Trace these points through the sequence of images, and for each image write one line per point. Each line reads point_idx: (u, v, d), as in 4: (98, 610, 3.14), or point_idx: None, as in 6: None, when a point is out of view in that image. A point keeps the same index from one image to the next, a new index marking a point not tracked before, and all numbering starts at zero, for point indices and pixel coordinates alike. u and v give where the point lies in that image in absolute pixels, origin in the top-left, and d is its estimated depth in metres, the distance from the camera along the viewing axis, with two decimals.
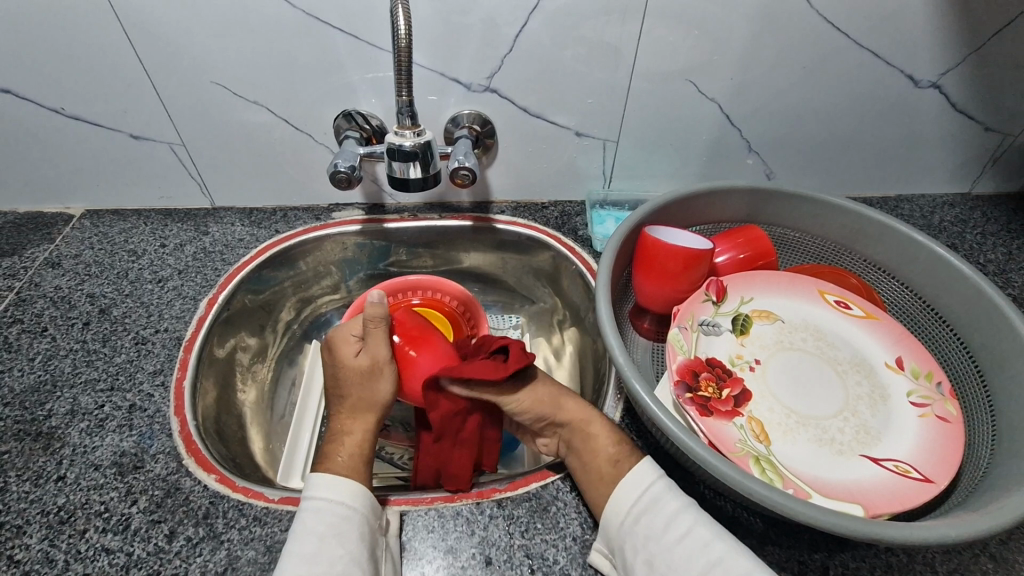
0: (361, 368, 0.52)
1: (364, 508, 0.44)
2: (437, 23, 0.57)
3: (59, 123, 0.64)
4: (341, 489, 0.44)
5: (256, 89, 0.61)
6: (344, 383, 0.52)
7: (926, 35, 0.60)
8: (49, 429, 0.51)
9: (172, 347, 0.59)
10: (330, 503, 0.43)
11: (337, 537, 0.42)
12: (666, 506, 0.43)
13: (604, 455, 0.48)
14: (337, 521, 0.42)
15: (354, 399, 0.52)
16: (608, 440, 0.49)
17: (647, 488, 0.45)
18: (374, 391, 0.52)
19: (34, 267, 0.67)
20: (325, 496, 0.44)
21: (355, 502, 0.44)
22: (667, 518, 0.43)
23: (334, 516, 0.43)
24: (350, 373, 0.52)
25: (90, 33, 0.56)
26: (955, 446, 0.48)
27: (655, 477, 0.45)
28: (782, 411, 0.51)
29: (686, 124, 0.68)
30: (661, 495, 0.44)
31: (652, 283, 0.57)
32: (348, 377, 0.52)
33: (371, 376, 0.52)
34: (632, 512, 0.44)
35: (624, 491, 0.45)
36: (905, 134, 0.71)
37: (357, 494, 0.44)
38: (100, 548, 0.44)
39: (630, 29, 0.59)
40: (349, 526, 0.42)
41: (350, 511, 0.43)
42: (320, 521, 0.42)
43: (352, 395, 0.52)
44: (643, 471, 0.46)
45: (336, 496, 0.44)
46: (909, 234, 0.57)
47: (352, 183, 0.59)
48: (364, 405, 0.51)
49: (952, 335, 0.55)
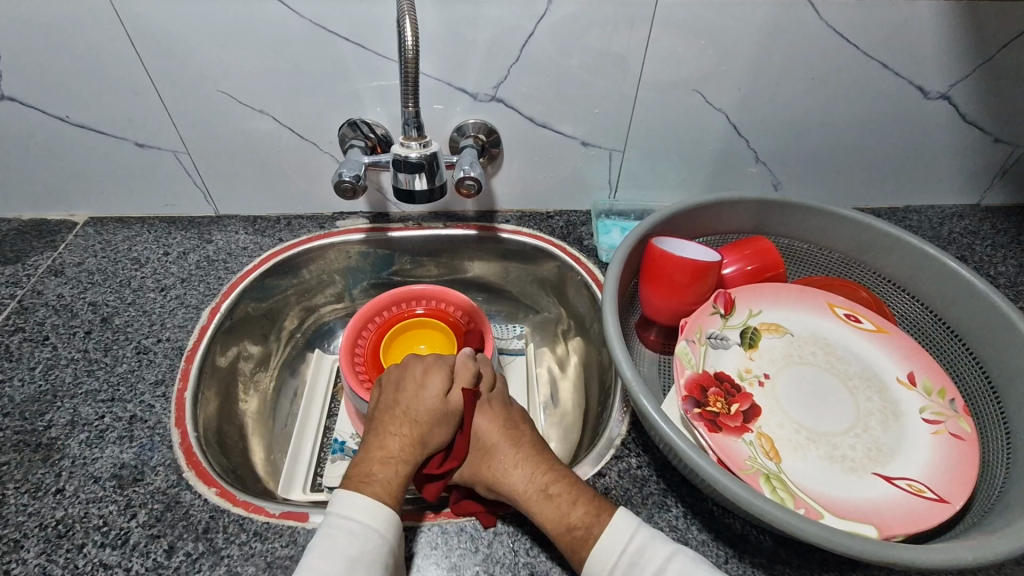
0: (444, 403, 0.50)
1: (390, 535, 0.43)
2: (443, 32, 0.57)
3: (64, 131, 0.64)
4: (373, 512, 0.43)
5: (262, 98, 0.61)
6: (417, 411, 0.50)
7: (936, 47, 0.60)
8: (49, 440, 0.51)
9: (174, 357, 0.59)
10: (358, 524, 0.42)
11: (359, 560, 0.40)
12: (653, 558, 0.40)
13: (557, 529, 0.43)
14: (362, 545, 0.41)
15: (421, 430, 0.49)
16: (557, 512, 0.44)
17: (631, 540, 0.41)
18: (439, 434, 0.49)
19: (37, 275, 0.67)
20: (354, 518, 0.42)
21: (384, 529, 0.42)
22: (657, 567, 0.40)
23: (359, 538, 0.41)
24: (432, 403, 0.50)
25: (95, 41, 0.56)
26: (970, 466, 0.47)
27: (637, 527, 0.42)
28: (791, 426, 0.50)
29: (693, 133, 0.68)
30: (646, 546, 0.41)
31: (659, 295, 0.56)
32: (427, 406, 0.50)
33: (447, 416, 0.50)
34: (616, 571, 0.40)
35: (601, 553, 0.41)
36: (914, 145, 0.71)
37: (387, 520, 0.43)
38: (98, 563, 0.44)
39: (637, 39, 0.58)
40: (372, 552, 0.41)
41: (377, 537, 0.42)
42: (345, 543, 0.41)
43: (420, 424, 0.49)
44: (623, 521, 0.43)
45: (366, 520, 0.42)
46: (921, 247, 0.56)
47: (357, 193, 0.59)
48: (424, 440, 0.49)
49: (965, 350, 0.54)
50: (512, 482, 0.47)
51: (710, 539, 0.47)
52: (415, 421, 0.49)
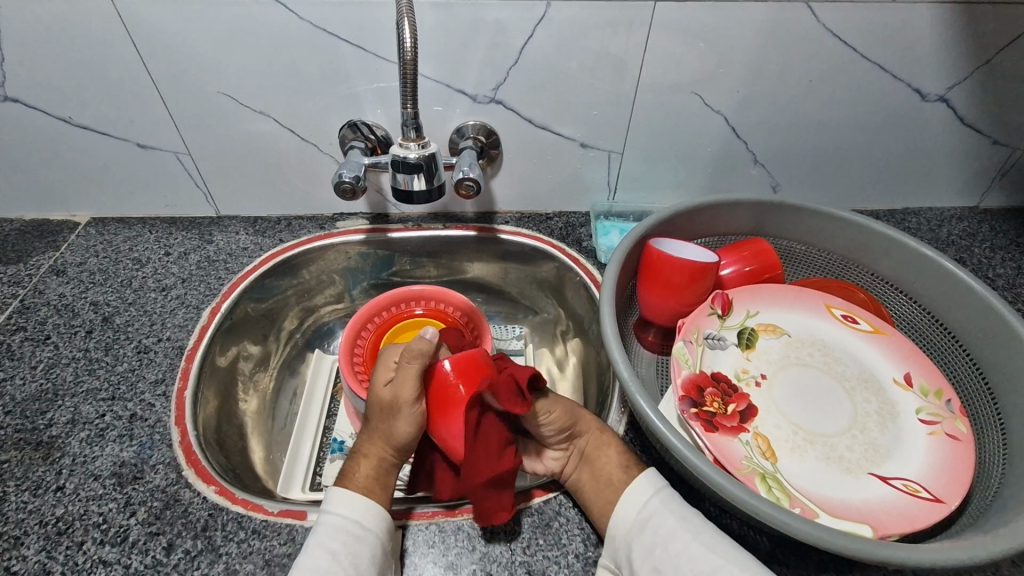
0: (385, 396, 0.50)
1: (374, 526, 0.44)
2: (443, 35, 0.57)
3: (66, 131, 0.64)
4: (354, 506, 0.45)
5: (263, 99, 0.62)
6: (373, 409, 0.51)
7: (933, 49, 0.60)
8: (49, 438, 0.51)
9: (174, 356, 0.59)
10: (337, 518, 0.44)
11: (343, 554, 0.42)
12: (670, 516, 0.44)
13: (615, 470, 0.48)
14: (345, 539, 0.43)
15: (379, 426, 0.51)
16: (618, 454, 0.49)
17: (650, 496, 0.46)
18: (393, 427, 0.50)
19: (38, 275, 0.67)
20: (337, 514, 0.44)
21: (364, 520, 0.44)
22: (671, 527, 0.43)
23: (342, 533, 0.43)
24: (378, 399, 0.51)
25: (97, 42, 0.56)
26: (966, 467, 0.47)
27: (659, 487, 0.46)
28: (788, 427, 0.51)
29: (691, 135, 0.68)
30: (663, 506, 0.45)
31: (657, 296, 0.56)
32: (375, 402, 0.51)
33: (392, 409, 0.50)
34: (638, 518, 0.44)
35: (630, 496, 0.46)
36: (912, 147, 0.71)
37: (367, 512, 0.45)
38: (98, 561, 0.44)
39: (635, 42, 0.59)
40: (356, 544, 0.43)
41: (356, 529, 0.44)
42: (329, 538, 0.43)
43: (376, 421, 0.51)
44: (646, 480, 0.47)
45: (347, 514, 0.44)
46: (917, 248, 0.56)
47: (356, 194, 0.59)
48: (383, 434, 0.50)
49: (962, 351, 0.55)
50: (586, 421, 0.51)
51: None
52: (375, 419, 0.51)
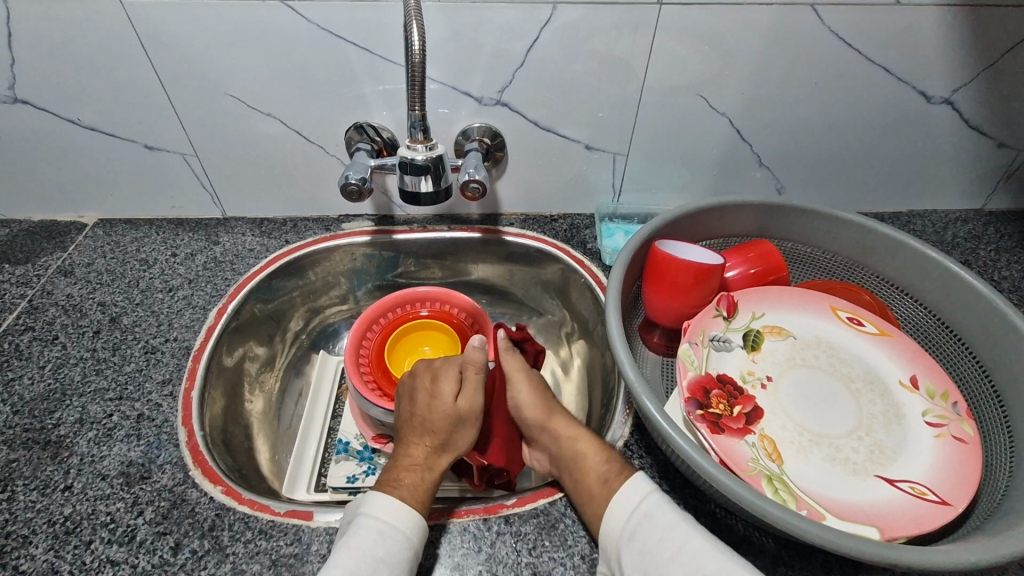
0: (458, 409, 0.52)
1: (415, 538, 0.44)
2: (449, 38, 0.58)
3: (75, 133, 0.65)
4: (401, 516, 0.44)
5: (270, 101, 0.62)
6: (433, 419, 0.52)
7: (938, 52, 0.60)
8: (58, 438, 0.52)
9: (181, 356, 0.59)
10: (384, 525, 0.44)
11: (382, 560, 0.41)
12: (662, 519, 0.43)
13: (594, 474, 0.48)
14: (387, 546, 0.42)
15: (439, 436, 0.51)
16: (598, 457, 0.49)
17: (643, 500, 0.45)
18: (459, 439, 0.52)
19: (46, 276, 0.67)
20: (382, 518, 0.44)
21: (409, 531, 0.44)
22: (663, 531, 0.43)
23: (385, 539, 0.43)
24: (447, 410, 0.52)
25: (106, 45, 0.57)
26: (973, 469, 0.47)
27: (650, 491, 0.46)
28: (794, 428, 0.51)
29: (696, 138, 0.68)
30: (656, 508, 0.44)
31: (663, 298, 0.57)
32: (444, 414, 0.52)
33: (462, 422, 0.52)
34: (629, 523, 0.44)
35: (619, 505, 0.45)
36: (917, 149, 0.71)
37: (412, 523, 0.44)
38: (105, 560, 0.44)
39: (640, 44, 0.59)
40: (395, 554, 0.42)
41: (402, 541, 0.43)
42: (371, 542, 0.42)
43: (440, 432, 0.51)
44: (638, 485, 0.46)
45: (394, 522, 0.44)
46: (923, 251, 0.56)
47: (363, 195, 0.60)
48: (446, 446, 0.52)
49: (968, 353, 0.55)
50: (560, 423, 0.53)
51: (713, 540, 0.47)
52: (434, 429, 0.51)
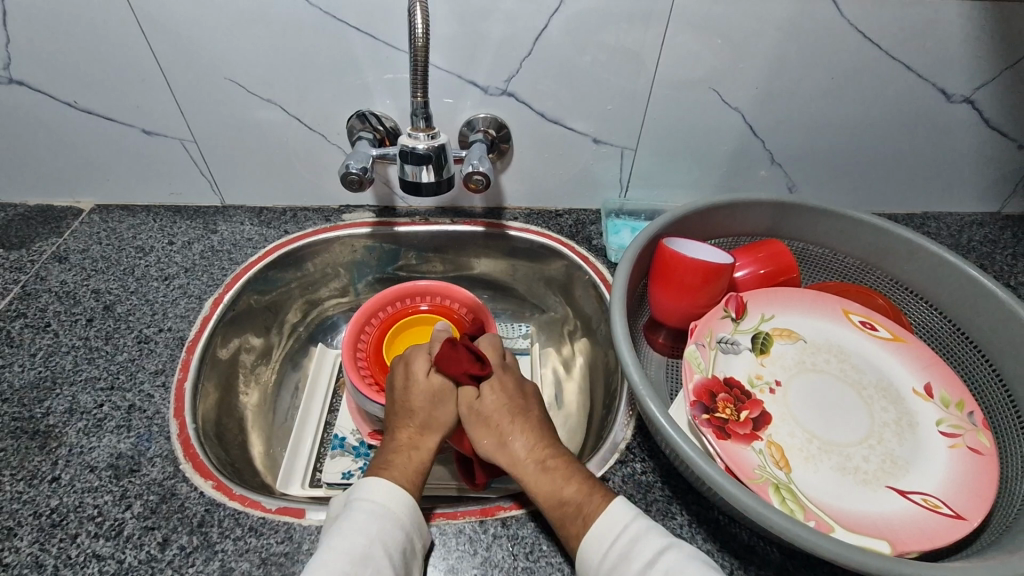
0: (431, 384, 0.52)
1: (410, 518, 0.43)
2: (454, 24, 0.56)
3: (72, 116, 0.63)
4: (395, 495, 0.44)
5: (270, 87, 0.60)
6: (412, 398, 0.51)
7: (962, 47, 0.58)
8: (46, 428, 0.50)
9: (175, 347, 0.58)
10: (375, 505, 0.43)
11: (379, 541, 0.41)
12: (643, 549, 0.40)
13: (555, 499, 0.44)
14: (382, 526, 0.42)
15: (423, 415, 0.50)
16: (553, 483, 0.45)
17: (623, 529, 0.41)
18: (442, 415, 0.51)
19: (41, 261, 0.66)
20: (377, 500, 0.43)
21: (403, 511, 0.43)
22: (646, 561, 0.39)
23: (380, 519, 0.42)
24: (422, 388, 0.51)
25: (103, 27, 0.55)
26: (989, 482, 0.45)
27: (633, 517, 0.42)
28: (802, 435, 0.49)
29: (707, 132, 0.66)
30: (639, 538, 0.41)
31: (669, 297, 0.55)
32: (419, 389, 0.52)
33: (439, 396, 0.51)
34: (610, 556, 0.40)
35: (599, 533, 0.41)
36: (934, 149, 0.69)
37: (404, 503, 0.43)
38: (91, 554, 0.43)
39: (653, 35, 0.57)
40: (390, 532, 0.42)
41: (393, 520, 0.42)
42: (367, 522, 0.41)
43: (420, 410, 0.51)
44: (619, 510, 0.43)
45: (389, 503, 0.43)
46: (940, 254, 0.54)
47: (364, 185, 0.58)
48: (429, 424, 0.50)
49: (983, 360, 0.53)
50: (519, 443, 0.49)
51: (715, 548, 0.46)
52: (414, 407, 0.51)
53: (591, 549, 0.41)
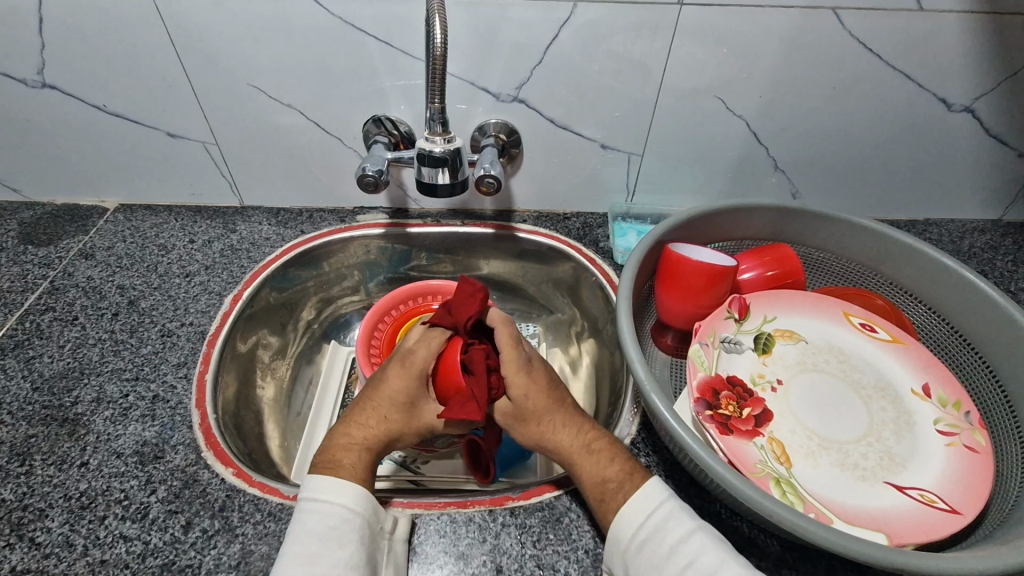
0: (400, 400, 0.50)
1: (365, 510, 0.44)
2: (469, 33, 0.58)
3: (101, 119, 0.66)
4: (342, 491, 0.44)
5: (291, 93, 0.63)
6: (380, 406, 0.50)
7: (963, 57, 0.59)
8: (75, 415, 0.53)
9: (196, 340, 0.60)
10: (326, 504, 0.43)
11: (334, 540, 0.41)
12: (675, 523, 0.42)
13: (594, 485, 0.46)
14: (336, 523, 0.42)
15: (382, 422, 0.49)
16: (601, 467, 0.47)
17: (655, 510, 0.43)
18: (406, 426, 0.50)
19: (68, 257, 0.69)
20: (328, 498, 0.43)
21: (356, 505, 0.43)
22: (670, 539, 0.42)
23: (331, 517, 0.42)
24: (390, 395, 0.50)
25: (133, 36, 0.58)
26: (984, 479, 0.46)
27: (664, 498, 0.44)
28: (803, 433, 0.50)
29: (712, 139, 0.68)
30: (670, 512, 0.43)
31: (675, 298, 0.56)
32: (398, 399, 0.50)
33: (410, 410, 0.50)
34: (637, 537, 0.42)
35: (633, 511, 0.43)
36: (935, 157, 0.70)
37: (356, 496, 0.44)
38: (118, 535, 0.45)
39: (660, 44, 0.59)
40: (344, 529, 0.42)
41: (347, 514, 0.43)
42: (319, 523, 0.42)
43: (383, 418, 0.49)
44: (653, 491, 0.44)
45: (339, 499, 0.43)
46: (938, 258, 0.56)
47: (379, 187, 0.60)
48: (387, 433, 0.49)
49: (981, 361, 0.54)
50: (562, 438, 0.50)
51: None
52: (377, 417, 0.49)
53: (621, 526, 0.43)
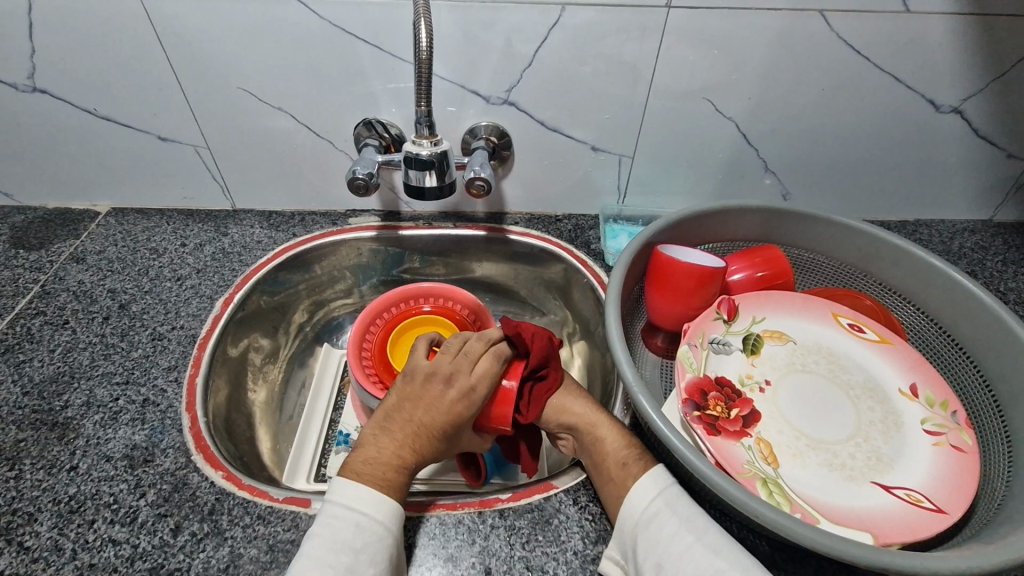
0: (444, 421, 0.49)
1: (396, 527, 0.44)
2: (458, 36, 0.58)
3: (91, 123, 0.66)
4: (378, 505, 0.43)
5: (281, 96, 0.63)
6: (418, 421, 0.49)
7: (949, 59, 0.60)
8: (65, 419, 0.53)
9: (187, 344, 0.60)
10: (362, 516, 0.43)
11: (366, 554, 0.41)
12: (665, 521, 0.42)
13: (614, 455, 0.48)
14: (368, 537, 0.42)
15: (420, 440, 0.48)
16: (619, 437, 0.49)
17: (658, 495, 0.44)
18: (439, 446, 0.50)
19: (60, 262, 0.69)
20: (363, 510, 0.43)
21: (390, 522, 0.43)
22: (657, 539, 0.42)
23: (366, 531, 0.42)
24: (435, 415, 0.49)
25: (122, 41, 0.58)
26: (970, 478, 0.47)
27: (667, 485, 0.45)
28: (791, 433, 0.51)
29: (702, 141, 0.68)
30: (657, 511, 0.43)
31: (665, 300, 0.57)
32: (435, 418, 0.48)
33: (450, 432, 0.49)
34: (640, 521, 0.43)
35: (639, 492, 0.45)
36: (924, 158, 0.71)
37: (391, 512, 0.44)
38: (107, 539, 0.45)
39: (649, 47, 0.59)
40: (377, 544, 0.42)
41: (381, 529, 0.43)
42: (353, 536, 0.41)
43: (422, 436, 0.48)
44: (657, 477, 0.45)
45: (374, 513, 0.43)
46: (926, 258, 0.56)
47: (369, 190, 0.61)
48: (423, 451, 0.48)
49: (968, 361, 0.54)
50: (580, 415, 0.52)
51: None
52: (414, 433, 0.48)
53: (631, 505, 0.44)
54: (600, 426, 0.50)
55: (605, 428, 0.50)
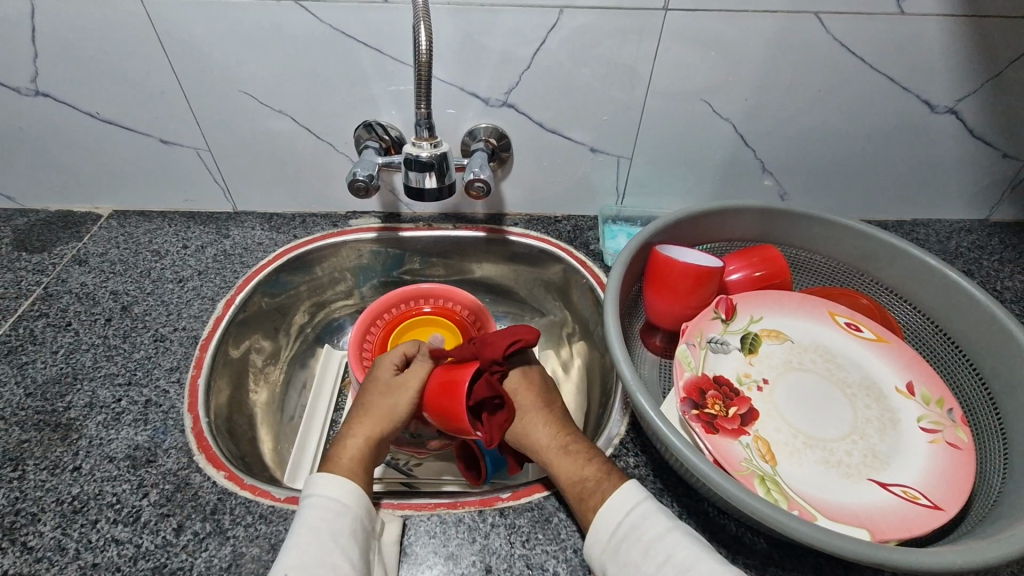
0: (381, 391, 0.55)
1: (356, 502, 0.46)
2: (458, 39, 0.59)
3: (93, 126, 0.66)
4: (331, 485, 0.46)
5: (282, 99, 0.63)
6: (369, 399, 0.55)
7: (944, 60, 0.60)
8: (67, 420, 0.53)
9: (189, 345, 0.61)
10: (318, 499, 0.45)
11: (328, 532, 0.43)
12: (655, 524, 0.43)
13: (571, 484, 0.47)
14: (329, 516, 0.44)
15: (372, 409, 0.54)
16: (576, 465, 0.48)
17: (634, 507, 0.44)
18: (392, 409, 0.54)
19: (62, 264, 0.69)
20: (319, 493, 0.45)
21: (347, 499, 0.45)
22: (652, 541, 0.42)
23: (324, 511, 0.44)
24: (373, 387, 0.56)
25: (124, 45, 0.59)
26: (966, 474, 0.47)
27: (640, 499, 0.44)
28: (789, 431, 0.51)
29: (700, 142, 0.69)
30: (651, 514, 0.44)
31: (663, 300, 0.57)
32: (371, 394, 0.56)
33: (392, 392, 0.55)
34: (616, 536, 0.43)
35: (607, 514, 0.44)
36: (920, 159, 0.71)
37: (347, 490, 0.46)
38: (110, 539, 0.45)
39: (646, 49, 0.60)
40: (338, 521, 0.44)
41: (338, 506, 0.45)
42: (314, 517, 0.44)
43: (372, 408, 0.54)
44: (630, 493, 0.45)
45: (331, 493, 0.45)
46: (922, 258, 0.57)
47: (369, 192, 0.61)
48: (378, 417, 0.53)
49: (964, 359, 0.55)
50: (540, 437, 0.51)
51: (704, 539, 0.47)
52: (366, 410, 0.54)
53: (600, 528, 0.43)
54: (558, 455, 0.49)
55: (559, 457, 0.49)
